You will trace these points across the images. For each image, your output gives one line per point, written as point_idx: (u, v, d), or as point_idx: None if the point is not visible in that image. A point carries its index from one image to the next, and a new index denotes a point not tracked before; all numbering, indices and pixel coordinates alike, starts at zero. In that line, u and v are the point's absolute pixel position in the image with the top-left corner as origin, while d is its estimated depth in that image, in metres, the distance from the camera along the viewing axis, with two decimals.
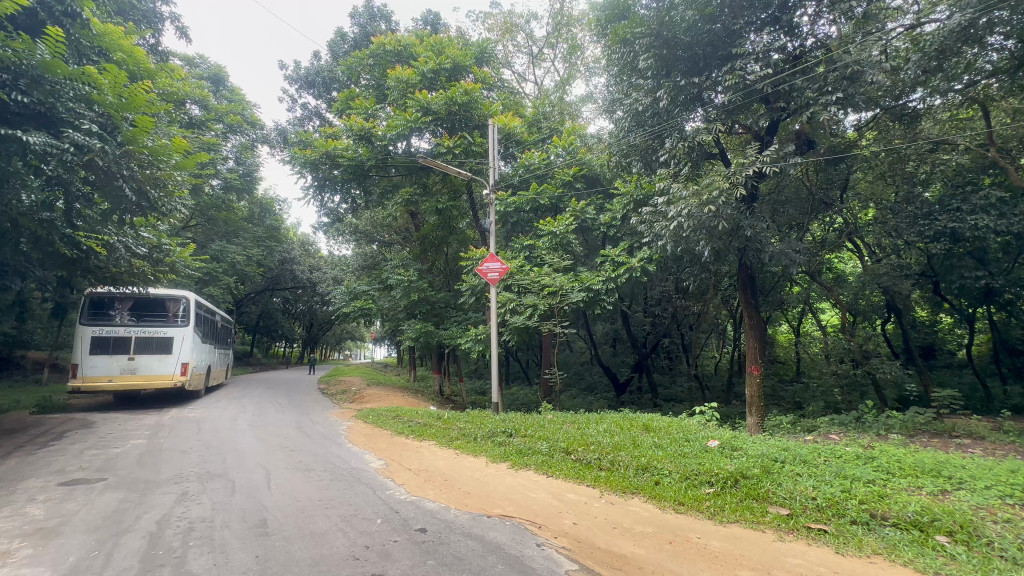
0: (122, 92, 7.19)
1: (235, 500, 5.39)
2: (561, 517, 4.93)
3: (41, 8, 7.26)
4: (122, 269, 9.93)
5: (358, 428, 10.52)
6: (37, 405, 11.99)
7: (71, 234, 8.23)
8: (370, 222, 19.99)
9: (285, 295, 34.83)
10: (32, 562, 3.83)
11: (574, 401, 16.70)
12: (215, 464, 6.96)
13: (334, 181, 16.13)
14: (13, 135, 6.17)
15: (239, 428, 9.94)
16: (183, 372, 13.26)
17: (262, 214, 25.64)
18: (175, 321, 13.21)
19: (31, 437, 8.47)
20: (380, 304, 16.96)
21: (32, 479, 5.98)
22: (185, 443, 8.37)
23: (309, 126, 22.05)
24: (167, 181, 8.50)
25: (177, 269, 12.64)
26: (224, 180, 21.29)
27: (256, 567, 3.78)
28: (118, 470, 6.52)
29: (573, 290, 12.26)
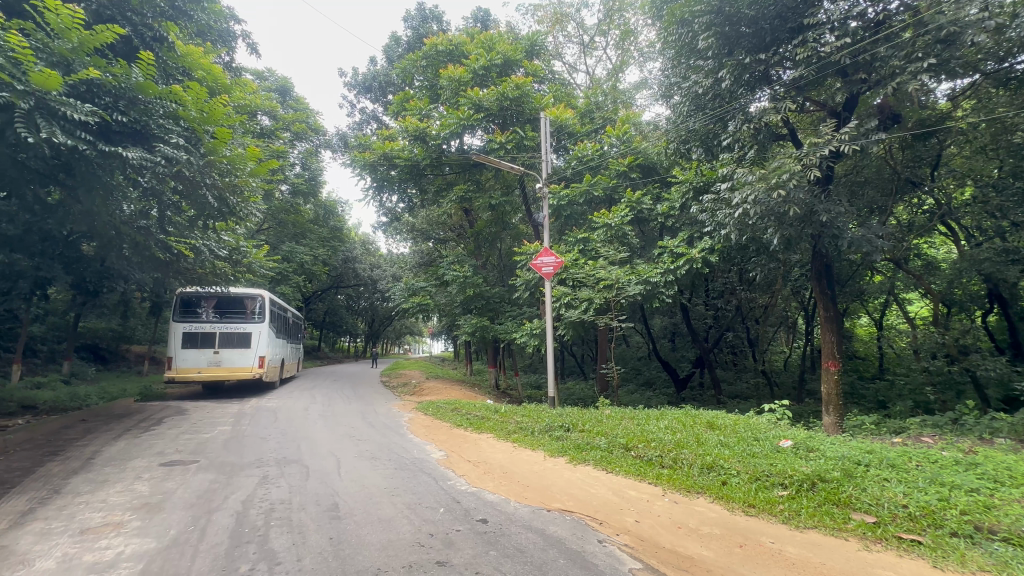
0: (203, 107, 7.76)
1: (310, 485, 5.75)
2: (623, 514, 4.84)
3: (135, 36, 8.13)
4: (207, 269, 10.85)
5: (418, 419, 10.90)
6: (139, 393, 13.38)
7: (164, 240, 9.13)
8: (426, 220, 20.48)
9: (348, 292, 36.57)
10: (141, 533, 4.28)
11: (632, 397, 16.30)
12: (290, 450, 7.46)
13: (391, 182, 16.67)
14: (115, 151, 6.72)
15: (311, 418, 10.59)
16: (260, 365, 14.34)
17: (326, 215, 27.09)
18: (253, 317, 14.26)
19: (136, 422, 9.47)
20: (438, 300, 17.42)
21: (138, 459, 6.69)
22: (264, 430, 9.03)
23: (368, 129, 23.04)
24: (243, 188, 9.16)
25: (254, 269, 13.63)
26: (292, 185, 22.70)
27: (331, 548, 4.01)
28: (208, 454, 7.16)
29: (630, 283, 11.89)
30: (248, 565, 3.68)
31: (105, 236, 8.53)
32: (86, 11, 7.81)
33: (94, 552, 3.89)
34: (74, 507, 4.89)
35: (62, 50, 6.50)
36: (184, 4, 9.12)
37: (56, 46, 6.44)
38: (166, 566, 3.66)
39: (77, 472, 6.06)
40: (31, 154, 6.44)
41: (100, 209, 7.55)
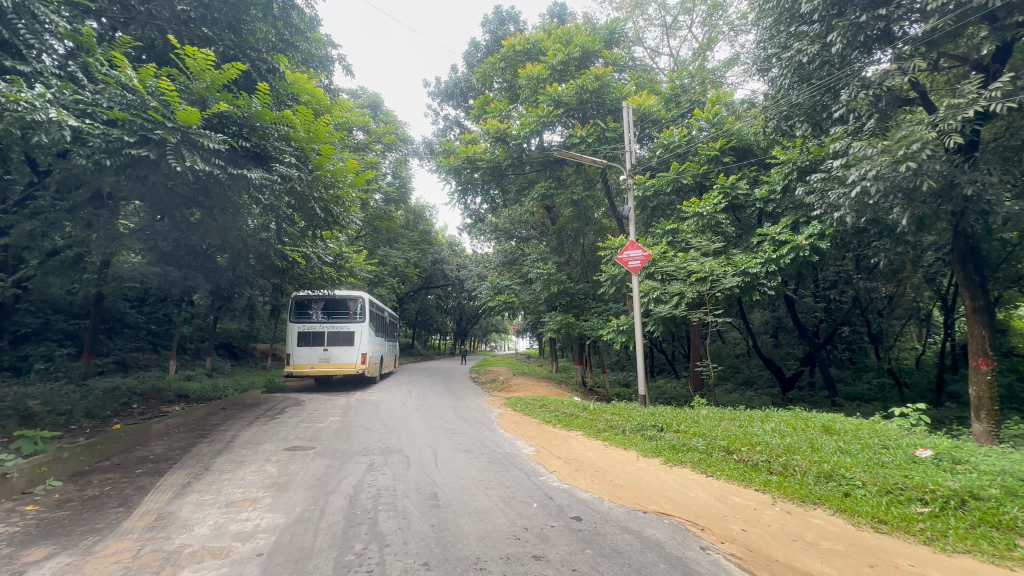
0: (310, 128, 8.62)
1: (411, 474, 6.12)
2: (727, 522, 4.54)
3: (253, 70, 9.23)
4: (316, 274, 12.02)
5: (507, 415, 11.12)
6: (265, 386, 15.18)
7: (281, 249, 10.29)
8: (508, 219, 20.76)
9: (437, 293, 38.29)
10: (273, 509, 4.85)
11: (730, 397, 15.23)
12: (393, 441, 8.01)
13: (474, 184, 17.13)
14: (242, 174, 7.66)
15: (409, 411, 11.29)
16: (362, 361, 15.54)
17: (416, 220, 28.68)
18: (355, 318, 15.49)
19: (264, 411, 10.74)
20: (523, 298, 17.61)
21: (266, 444, 7.59)
22: (368, 421, 9.79)
23: (451, 135, 23.97)
24: (345, 199, 9.98)
25: (355, 273, 14.80)
26: (385, 194, 24.33)
27: (433, 534, 4.22)
28: (322, 441, 7.92)
29: (726, 275, 11.09)
30: (362, 545, 4.00)
31: (235, 248, 9.76)
32: (214, 53, 8.76)
33: (238, 523, 4.49)
34: (221, 482, 5.67)
35: (199, 89, 7.40)
36: (291, 37, 10.04)
37: (194, 86, 7.36)
38: (294, 540, 4.11)
39: (221, 453, 7.03)
40: (178, 181, 7.50)
41: (230, 225, 8.67)
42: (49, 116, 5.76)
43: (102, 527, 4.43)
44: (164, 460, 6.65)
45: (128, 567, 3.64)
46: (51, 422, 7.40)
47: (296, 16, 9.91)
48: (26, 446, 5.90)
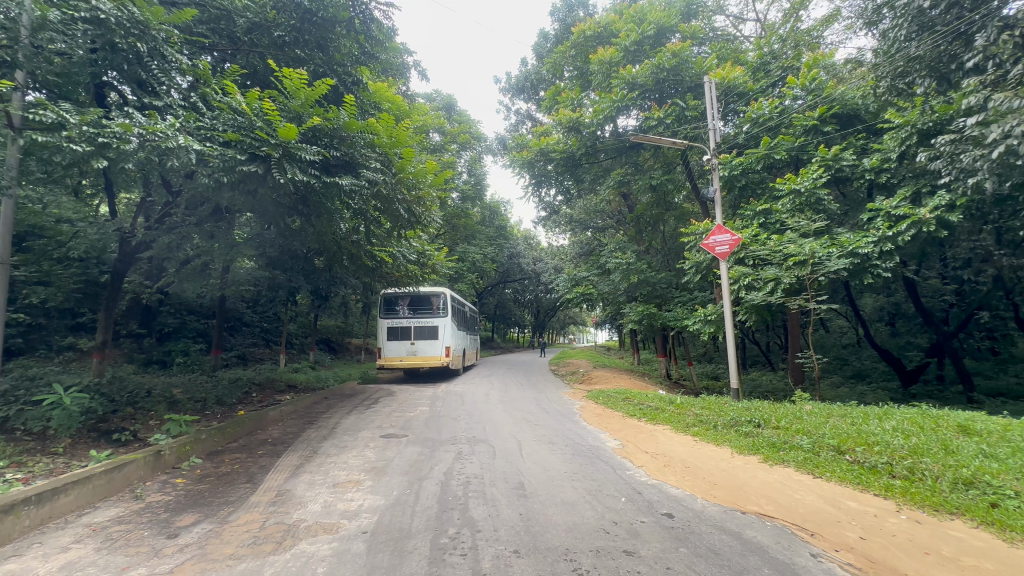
0: (392, 133, 9.05)
1: (498, 463, 6.28)
2: (842, 529, 4.11)
3: (340, 83, 9.99)
4: (402, 272, 12.73)
5: (589, 407, 11.02)
6: (361, 377, 16.42)
7: (370, 250, 11.01)
8: (583, 210, 20.41)
9: (514, 287, 38.78)
10: (373, 491, 5.22)
11: (837, 391, 13.83)
12: (478, 431, 8.27)
13: (548, 176, 17.04)
14: (335, 182, 8.27)
15: (492, 402, 11.60)
16: (446, 354, 16.23)
17: (491, 216, 29.22)
18: (438, 312, 16.19)
19: (360, 401, 11.61)
20: (601, 289, 17.27)
21: (365, 431, 8.19)
22: (455, 411, 10.21)
23: (523, 129, 24.07)
24: (426, 199, 10.46)
25: (437, 270, 15.43)
26: (462, 192, 25.05)
27: (522, 523, 4.30)
28: (414, 429, 8.39)
29: (830, 257, 10.02)
30: (455, 529, 4.17)
31: (330, 250, 10.60)
32: (307, 72, 9.53)
33: (345, 502, 4.90)
34: (328, 465, 6.22)
35: (295, 106, 8.06)
36: (372, 49, 10.50)
37: (291, 104, 8.02)
38: (393, 521, 4.39)
39: (326, 438, 7.71)
40: (282, 193, 8.28)
41: (326, 230, 9.42)
42: (178, 143, 6.56)
43: (234, 500, 5.05)
44: (280, 443, 7.44)
45: (256, 536, 4.11)
46: (191, 408, 8.57)
47: (375, 28, 10.25)
48: (174, 428, 6.89)
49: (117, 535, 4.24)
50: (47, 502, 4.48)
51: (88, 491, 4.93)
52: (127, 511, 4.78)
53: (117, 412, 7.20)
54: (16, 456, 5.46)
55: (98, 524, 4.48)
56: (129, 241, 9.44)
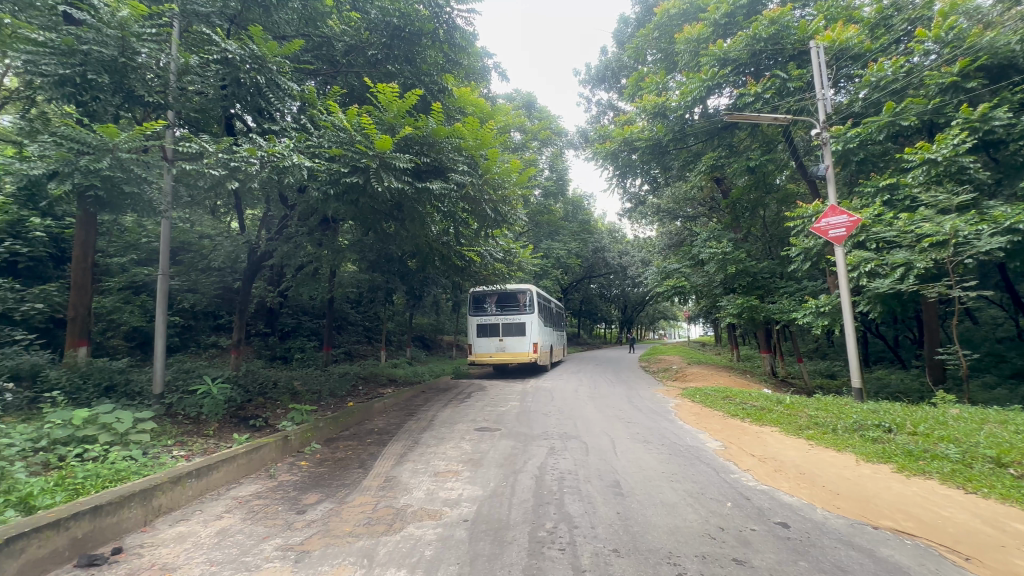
0: (478, 135, 9.35)
1: (591, 460, 6.21)
2: (1008, 555, 3.49)
3: (428, 92, 10.52)
4: (490, 270, 13.08)
5: (685, 405, 10.49)
6: (453, 373, 17.17)
7: (460, 250, 11.46)
8: (672, 198, 19.38)
9: (600, 282, 38.01)
10: (472, 481, 5.43)
11: (993, 393, 11.75)
12: (570, 427, 8.24)
13: (633, 166, 16.44)
14: (426, 187, 8.69)
15: (582, 398, 11.51)
16: (534, 350, 16.43)
17: (574, 211, 28.94)
18: (525, 309, 16.42)
19: (454, 395, 12.14)
20: (694, 281, 16.30)
21: (460, 424, 8.55)
22: (545, 407, 10.26)
23: (605, 119, 23.51)
24: (511, 197, 10.64)
25: (524, 267, 15.62)
26: (545, 189, 25.12)
27: (620, 522, 4.21)
28: (506, 424, 8.58)
29: (980, 236, 8.53)
30: (552, 523, 4.20)
31: (424, 252, 11.20)
32: (399, 85, 10.16)
33: (446, 491, 5.15)
34: (428, 455, 6.59)
35: (389, 118, 8.54)
36: (456, 56, 10.88)
37: (385, 117, 8.54)
38: (492, 511, 4.53)
39: (426, 429, 8.16)
40: (380, 202, 8.88)
41: (419, 234, 9.96)
42: (293, 161, 7.31)
43: (349, 483, 5.55)
44: (385, 433, 8.02)
45: (370, 517, 4.47)
46: (310, 399, 9.56)
47: (458, 36, 10.70)
48: (297, 416, 7.72)
49: (257, 507, 4.86)
50: (204, 476, 5.26)
51: (234, 469, 5.71)
52: (264, 488, 5.46)
53: (251, 402, 8.26)
54: (179, 437, 6.47)
55: (243, 497, 5.17)
56: (256, 251, 10.74)
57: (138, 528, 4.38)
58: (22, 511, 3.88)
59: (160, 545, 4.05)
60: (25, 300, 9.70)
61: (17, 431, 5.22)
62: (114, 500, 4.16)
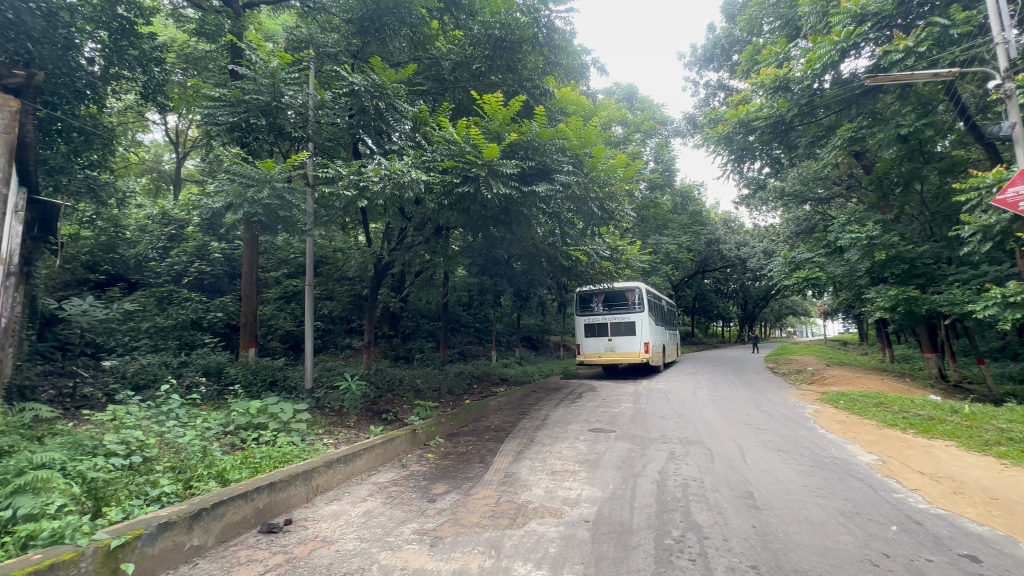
0: (581, 134, 9.35)
1: (718, 467, 5.80)
2: None
3: (530, 96, 10.75)
4: (596, 269, 12.88)
5: (827, 412, 9.30)
6: (563, 373, 17.23)
7: (566, 250, 11.47)
8: (800, 179, 17.31)
9: (715, 276, 35.35)
10: (590, 482, 5.39)
11: None
12: (690, 431, 7.78)
13: (751, 148, 15.01)
14: (532, 189, 8.86)
15: (701, 401, 10.79)
16: (645, 350, 15.83)
17: (684, 202, 27.29)
18: (634, 308, 15.90)
19: (565, 395, 12.17)
20: (831, 271, 14.41)
21: (574, 424, 8.54)
22: (661, 410, 9.81)
23: (715, 101, 21.83)
24: (618, 193, 10.38)
25: (632, 264, 15.09)
26: (650, 181, 24.07)
27: (757, 537, 3.87)
28: (620, 426, 8.37)
29: None
30: (679, 531, 4.01)
31: (531, 254, 11.42)
32: (503, 94, 10.51)
33: (565, 490, 5.17)
34: (544, 454, 6.68)
35: (495, 127, 8.79)
36: (556, 57, 11.01)
37: (491, 126, 8.86)
38: (613, 514, 4.46)
39: (540, 428, 8.31)
40: (489, 208, 9.26)
41: (526, 236, 10.19)
42: (411, 177, 7.93)
43: (472, 476, 5.86)
44: (502, 430, 8.33)
45: (494, 510, 4.67)
46: (432, 396, 10.27)
47: (558, 37, 10.80)
48: (422, 412, 8.36)
49: (395, 493, 5.37)
50: (350, 462, 5.93)
51: (373, 457, 6.36)
52: (399, 476, 6.01)
53: (383, 398, 9.13)
54: (328, 427, 7.39)
55: (382, 483, 5.75)
56: (381, 261, 11.85)
57: (302, 503, 5.09)
58: (220, 482, 4.74)
59: (320, 520, 4.66)
60: (210, 310, 11.83)
61: (212, 417, 6.39)
62: (285, 478, 4.89)
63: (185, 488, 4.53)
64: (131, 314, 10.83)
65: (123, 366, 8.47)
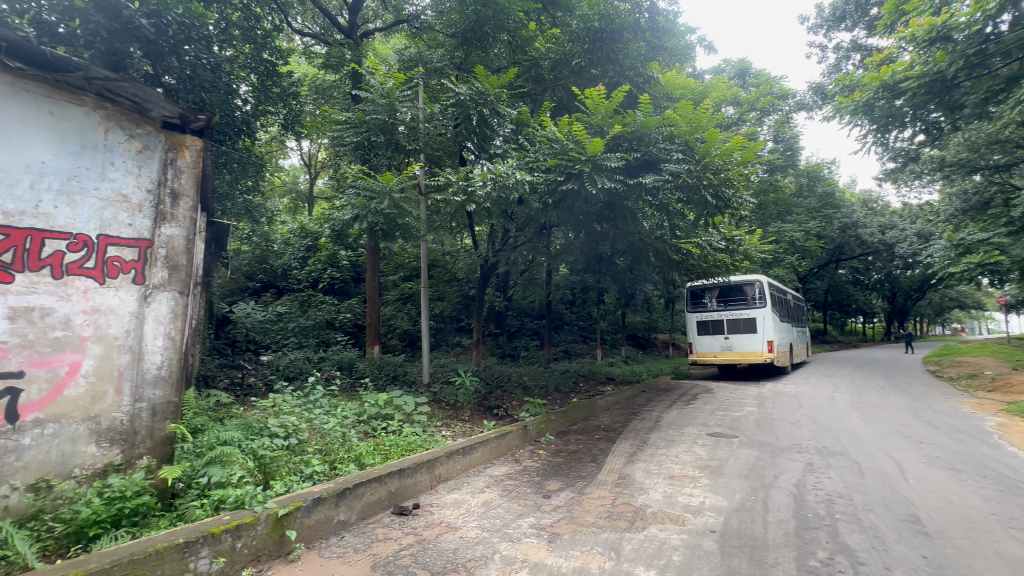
0: (691, 118, 8.76)
1: (870, 484, 5.05)
2: None
3: (634, 84, 10.43)
4: (710, 262, 12.06)
5: (1016, 426, 7.64)
6: (674, 373, 16.35)
7: (676, 243, 10.88)
8: (967, 146, 14.44)
9: (851, 266, 31.03)
10: (713, 490, 5.03)
11: None
12: (831, 441, 6.89)
13: (900, 114, 12.76)
14: (637, 181, 8.52)
15: (842, 407, 9.53)
16: (770, 349, 14.41)
17: (811, 184, 24.30)
18: (754, 303, 14.57)
19: (678, 396, 11.55)
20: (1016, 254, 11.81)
21: (690, 427, 8.05)
22: (792, 415, 8.84)
23: (849, 66, 19.12)
24: (736, 178, 9.23)
25: (752, 256, 13.75)
26: (769, 163, 21.85)
27: (930, 570, 3.29)
28: (745, 431, 7.69)
29: None
30: (826, 553, 3.57)
31: (637, 249, 11.03)
32: (604, 85, 10.35)
33: (686, 496, 4.90)
34: (660, 456, 6.40)
35: (597, 120, 8.68)
36: (661, 40, 10.57)
37: (594, 120, 8.71)
38: (743, 526, 4.11)
39: (653, 430, 7.97)
40: (594, 204, 9.10)
41: (632, 231, 9.88)
42: (515, 178, 8.12)
43: (585, 475, 5.82)
44: (612, 430, 8.15)
45: (610, 511, 4.59)
46: (540, 394, 10.42)
47: (662, 20, 10.41)
48: (531, 409, 8.52)
49: (511, 487, 5.54)
50: (467, 454, 6.22)
51: (488, 450, 6.62)
52: (514, 470, 6.19)
53: (494, 395, 9.48)
54: (445, 419, 7.87)
55: (497, 476, 5.96)
56: (488, 262, 12.33)
57: (427, 490, 5.48)
58: (358, 466, 5.29)
59: (444, 506, 4.98)
60: (342, 312, 13.32)
61: (349, 406, 7.16)
62: (412, 465, 5.30)
63: (331, 469, 5.12)
64: (281, 315, 12.59)
65: (277, 360, 9.88)
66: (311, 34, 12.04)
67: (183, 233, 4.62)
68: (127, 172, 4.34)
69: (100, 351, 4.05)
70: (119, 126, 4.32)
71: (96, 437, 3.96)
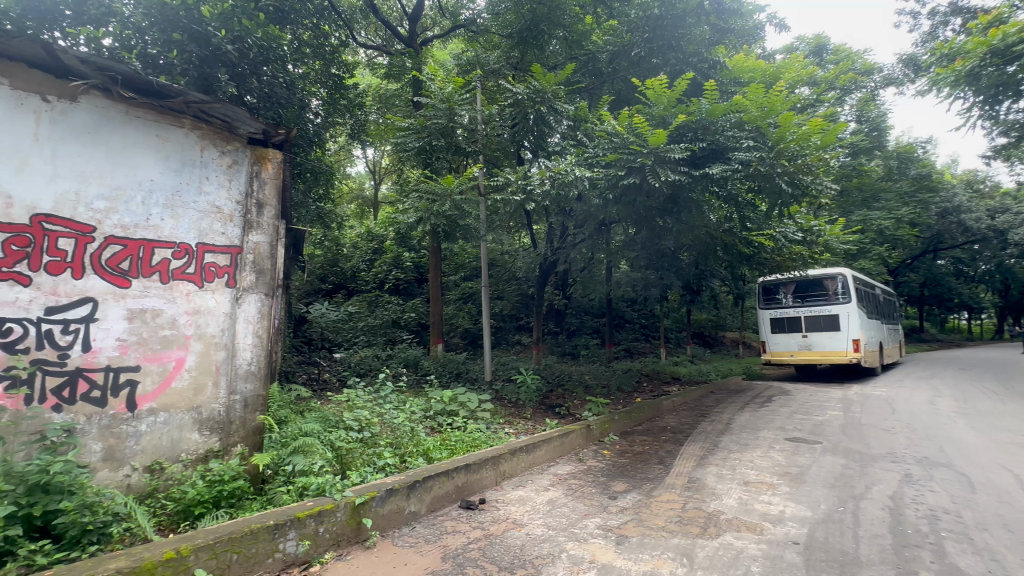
0: (763, 103, 8.29)
1: (982, 500, 4.50)
2: None
3: (697, 71, 9.88)
4: (785, 255, 11.27)
5: None
6: (745, 373, 15.46)
7: (746, 236, 10.27)
8: None
9: (953, 256, 27.76)
10: (794, 499, 4.70)
11: None
12: (933, 451, 6.20)
13: (1014, 81, 11.24)
14: (703, 173, 8.23)
15: (944, 413, 8.56)
16: (856, 349, 13.21)
17: (903, 166, 21.97)
18: (836, 299, 13.40)
19: (751, 397, 10.91)
20: None
21: (766, 431, 7.57)
22: (884, 421, 8.06)
23: (947, 31, 17.08)
24: (817, 163, 8.42)
25: (833, 248, 12.60)
26: (852, 145, 20.03)
27: None
28: (829, 437, 7.11)
29: None
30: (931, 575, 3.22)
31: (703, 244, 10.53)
32: (666, 74, 10.00)
33: (763, 504, 4.62)
34: (733, 461, 6.07)
35: (660, 111, 8.40)
36: (727, 22, 10.05)
37: (656, 111, 8.45)
38: (830, 539, 3.81)
39: (725, 433, 7.57)
40: (656, 199, 8.79)
41: (698, 224, 9.45)
42: (575, 174, 8.05)
43: (652, 477, 5.64)
44: (679, 432, 7.85)
45: (681, 516, 4.42)
46: (602, 393, 10.25)
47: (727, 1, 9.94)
48: (594, 408, 8.40)
49: (575, 486, 5.49)
50: (531, 452, 6.24)
51: (551, 449, 6.60)
52: (577, 469, 6.14)
53: (555, 393, 9.45)
54: (508, 417, 7.95)
55: (561, 475, 5.94)
56: (547, 260, 12.30)
57: (492, 486, 5.57)
58: (426, 460, 5.48)
59: (509, 503, 5.04)
60: (407, 311, 13.85)
61: (416, 403, 7.43)
62: (478, 461, 5.40)
63: (401, 462, 5.35)
64: (351, 315, 13.31)
65: (349, 358, 10.47)
66: (374, 46, 12.59)
67: (268, 239, 5.01)
68: (220, 186, 4.76)
69: (200, 348, 4.49)
70: (213, 145, 4.75)
71: (198, 426, 4.40)
